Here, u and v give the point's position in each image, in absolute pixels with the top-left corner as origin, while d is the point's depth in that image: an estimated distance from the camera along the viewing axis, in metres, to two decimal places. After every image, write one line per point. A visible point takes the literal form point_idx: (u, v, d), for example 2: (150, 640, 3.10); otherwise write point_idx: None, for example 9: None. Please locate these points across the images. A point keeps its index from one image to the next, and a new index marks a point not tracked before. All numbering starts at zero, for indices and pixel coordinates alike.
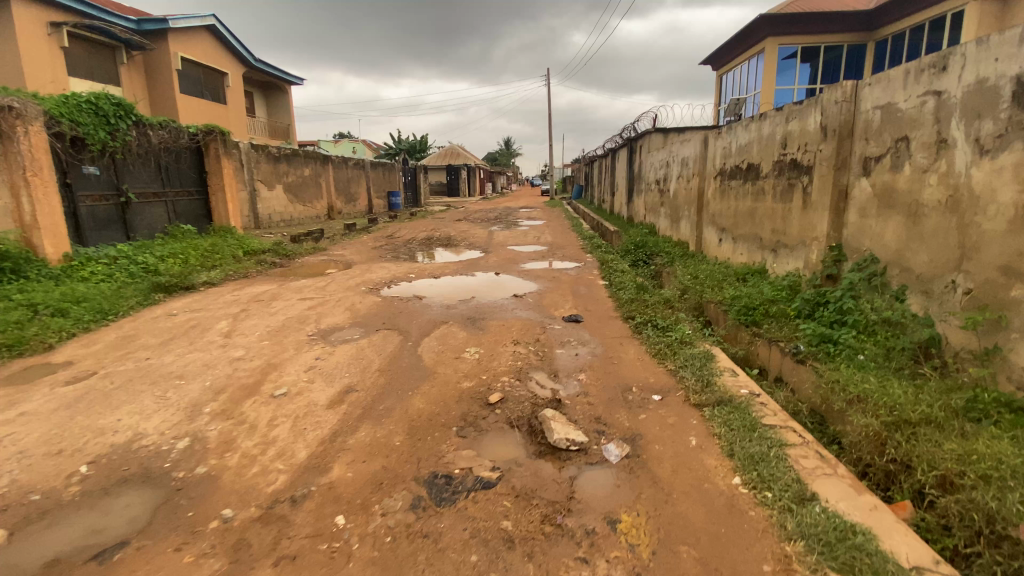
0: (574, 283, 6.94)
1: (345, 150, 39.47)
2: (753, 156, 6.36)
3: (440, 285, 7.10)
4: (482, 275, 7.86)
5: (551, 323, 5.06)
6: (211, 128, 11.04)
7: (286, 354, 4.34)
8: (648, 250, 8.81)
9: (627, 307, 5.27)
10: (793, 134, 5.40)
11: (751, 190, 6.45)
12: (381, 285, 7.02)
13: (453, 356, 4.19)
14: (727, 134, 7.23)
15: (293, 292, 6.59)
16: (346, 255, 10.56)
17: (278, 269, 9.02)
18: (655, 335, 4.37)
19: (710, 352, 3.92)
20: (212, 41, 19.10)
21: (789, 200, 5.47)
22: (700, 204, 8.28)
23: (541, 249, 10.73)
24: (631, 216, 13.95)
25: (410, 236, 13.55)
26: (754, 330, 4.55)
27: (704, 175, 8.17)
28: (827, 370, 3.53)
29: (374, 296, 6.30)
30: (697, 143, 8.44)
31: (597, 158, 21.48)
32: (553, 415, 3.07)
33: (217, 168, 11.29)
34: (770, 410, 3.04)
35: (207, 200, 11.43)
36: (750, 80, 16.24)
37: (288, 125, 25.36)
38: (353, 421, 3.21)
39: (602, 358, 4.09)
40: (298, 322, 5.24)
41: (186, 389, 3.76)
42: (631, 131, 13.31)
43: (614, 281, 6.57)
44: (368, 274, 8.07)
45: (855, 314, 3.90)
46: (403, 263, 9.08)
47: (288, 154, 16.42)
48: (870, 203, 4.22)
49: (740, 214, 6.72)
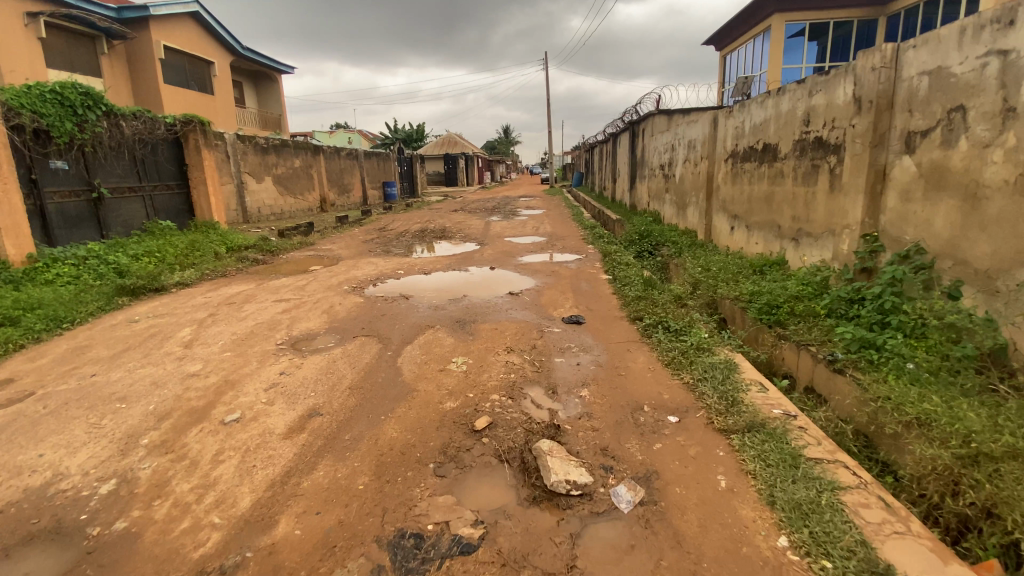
0: (575, 278, 6.38)
1: (341, 140, 38.72)
2: (770, 135, 5.78)
3: (431, 283, 6.55)
4: (476, 270, 7.32)
5: (549, 326, 4.52)
6: (190, 118, 10.42)
7: (248, 369, 3.82)
8: (653, 239, 8.26)
9: (634, 306, 4.72)
10: (818, 108, 4.81)
11: (767, 173, 5.88)
12: (366, 284, 6.49)
13: (436, 368, 3.66)
14: (740, 112, 6.63)
15: (270, 293, 6.07)
16: (334, 250, 10.01)
17: (260, 266, 8.48)
18: (668, 340, 3.83)
19: (732, 360, 3.39)
20: (196, 28, 18.37)
21: (813, 183, 4.90)
22: (709, 190, 7.70)
23: (540, 241, 10.15)
24: (633, 203, 13.35)
25: (403, 228, 12.97)
26: (779, 331, 4.01)
27: (713, 158, 7.59)
28: (873, 383, 3.00)
29: (356, 297, 5.77)
30: (705, 124, 7.84)
31: (598, 144, 20.78)
32: (550, 448, 2.55)
33: (198, 160, 10.68)
34: (813, 438, 2.51)
35: (189, 194, 10.83)
36: (755, 59, 15.52)
37: (279, 115, 24.68)
38: (311, 456, 2.69)
39: (607, 369, 3.56)
40: (268, 328, 4.71)
41: (126, 415, 3.25)
42: (633, 114, 12.67)
43: (617, 275, 6.02)
44: (354, 271, 7.52)
45: (900, 315, 3.36)
46: (393, 258, 8.53)
47: (277, 145, 15.81)
48: (914, 185, 3.65)
49: (756, 200, 6.15)
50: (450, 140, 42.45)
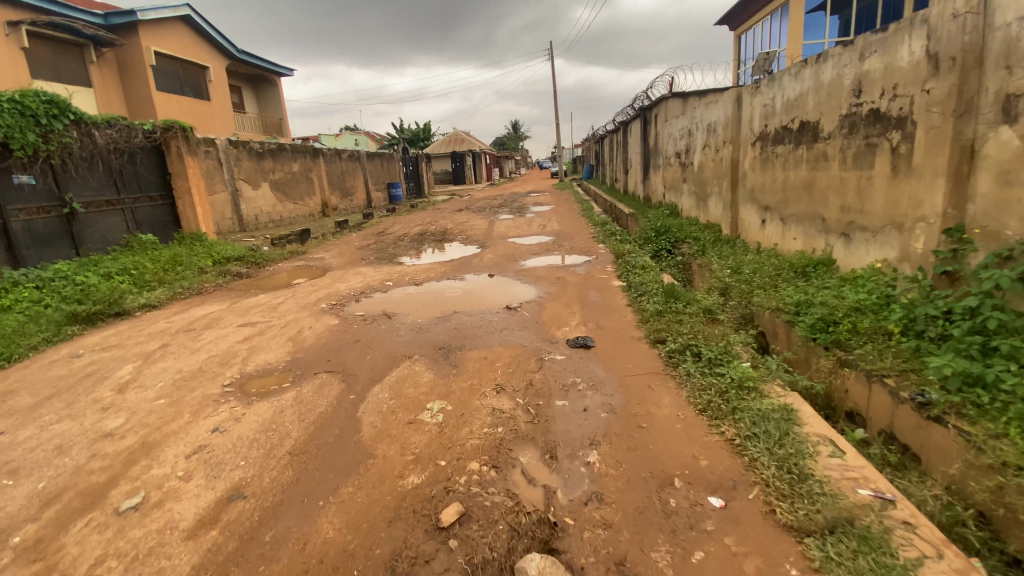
0: (583, 285, 5.58)
1: (347, 142, 38.25)
2: (809, 112, 4.90)
3: (421, 296, 5.78)
4: (473, 278, 6.54)
5: (550, 352, 3.71)
6: (169, 124, 9.77)
7: (176, 426, 3.10)
8: (672, 236, 7.40)
9: (654, 323, 3.89)
10: (874, 75, 3.94)
11: (805, 156, 5.01)
12: (347, 300, 5.74)
13: (404, 419, 2.88)
14: (769, 87, 5.74)
15: (237, 315, 5.35)
16: (325, 258, 9.34)
17: (242, 281, 7.83)
18: (700, 375, 3.00)
19: (790, 405, 2.56)
20: (189, 33, 17.87)
21: (870, 166, 4.02)
22: (734, 178, 6.82)
23: (547, 241, 9.31)
24: (648, 195, 12.48)
25: (403, 232, 12.23)
26: (841, 355, 3.18)
27: (737, 141, 6.70)
28: (996, 443, 2.15)
29: (331, 317, 5.01)
30: (728, 103, 6.93)
31: (608, 133, 19.77)
32: (542, 567, 1.76)
33: (181, 168, 10.04)
34: (931, 548, 1.69)
35: (174, 205, 10.19)
36: (773, 38, 14.44)
37: (281, 119, 24.18)
38: (213, 572, 1.94)
39: (624, 417, 2.74)
40: (219, 363, 4.00)
41: (7, 498, 2.56)
42: (644, 99, 11.75)
43: (633, 282, 5.20)
44: (339, 283, 6.80)
45: (1015, 339, 2.50)
46: (385, 266, 7.77)
47: (272, 149, 15.18)
48: (1019, 164, 2.78)
49: (792, 189, 5.28)
50: (457, 138, 41.68)
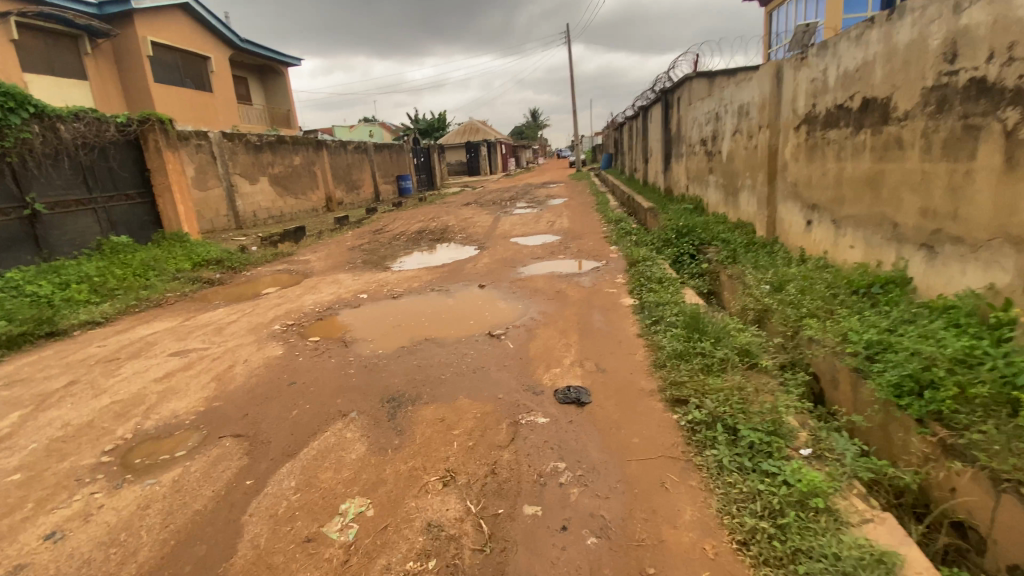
0: (587, 303, 4.60)
1: (362, 134, 37.50)
2: (876, 85, 3.83)
3: (395, 315, 4.84)
4: (461, 289, 5.61)
5: (531, 410, 2.76)
6: (145, 116, 9.03)
7: (4, 526, 2.25)
8: (695, 237, 6.36)
9: (675, 368, 2.91)
10: (979, 30, 2.86)
11: (868, 141, 3.93)
12: (308, 318, 4.86)
13: (299, 535, 1.99)
14: (818, 57, 4.65)
15: (174, 339, 4.53)
16: (310, 261, 8.52)
17: (211, 290, 7.04)
18: (739, 472, 2.05)
19: (888, 549, 1.60)
20: (188, 22, 17.23)
21: (968, 156, 2.97)
22: (772, 170, 5.75)
23: (553, 241, 8.33)
24: (669, 186, 11.37)
25: (401, 230, 11.33)
26: (944, 436, 2.20)
27: (775, 124, 5.62)
28: None
29: (276, 346, 4.12)
30: (764, 79, 5.85)
31: (628, 121, 18.48)
32: None
33: (160, 163, 9.27)
34: None
35: (154, 203, 9.45)
36: (808, 10, 12.98)
37: (289, 110, 23.53)
38: None
39: (622, 548, 1.80)
40: (114, 417, 3.17)
41: None
42: (666, 80, 10.61)
43: (647, 301, 4.19)
44: (310, 293, 5.95)
45: None
46: (366, 273, 6.86)
47: (271, 142, 14.45)
48: None
49: (849, 185, 4.22)
50: (472, 128, 40.66)
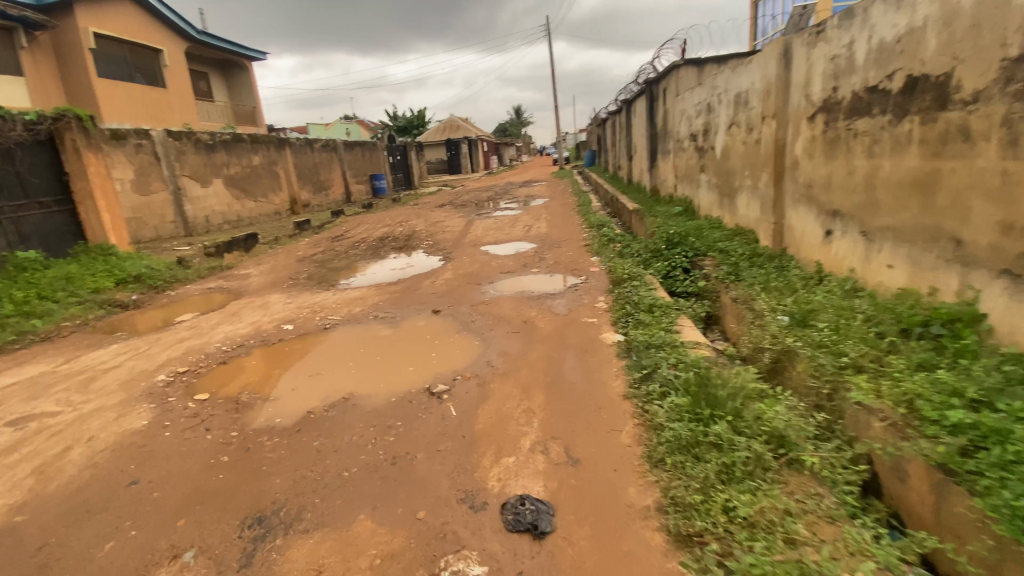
0: (560, 339, 3.65)
1: (338, 131, 36.20)
2: (927, 59, 2.93)
3: (319, 357, 3.82)
4: (410, 316, 4.61)
5: (461, 545, 1.80)
6: (60, 111, 7.82)
7: None
8: (689, 247, 5.45)
9: (679, 466, 1.98)
10: None
11: (917, 130, 3.03)
12: (209, 362, 3.84)
13: None
14: (841, 28, 3.73)
15: (25, 398, 3.48)
16: (251, 276, 7.45)
17: (123, 317, 5.97)
18: None
19: None
20: (138, 13, 15.91)
21: None
22: (778, 167, 4.86)
23: (528, 250, 7.39)
24: (656, 185, 10.48)
25: (363, 236, 10.25)
26: None
27: (781, 113, 4.72)
28: None
29: (146, 411, 3.11)
30: (768, 61, 4.95)
31: (611, 116, 17.51)
32: None
33: (80, 166, 8.07)
34: None
35: (75, 212, 8.25)
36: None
37: (255, 107, 22.23)
38: None
39: None
40: None
41: None
42: (650, 70, 9.72)
43: (634, 340, 3.24)
44: (230, 321, 4.91)
45: None
46: (306, 293, 5.82)
47: (226, 140, 13.25)
48: None
49: (887, 188, 3.33)
50: (453, 125, 39.44)
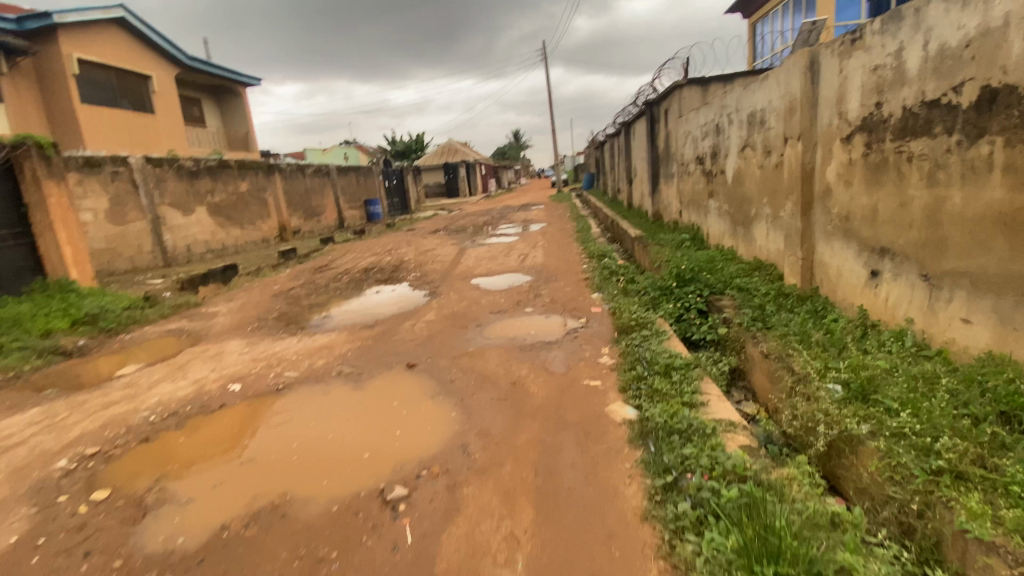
0: (556, 410, 2.96)
1: (335, 156, 35.96)
2: (1011, 66, 2.32)
3: (263, 430, 3.13)
4: (379, 372, 3.92)
5: None
6: (20, 139, 7.23)
7: None
8: (704, 285, 4.79)
9: None
10: None
11: (1001, 153, 2.39)
12: (128, 439, 3.15)
13: None
14: (885, 33, 3.13)
15: None
16: (219, 314, 6.78)
17: (65, 367, 5.28)
18: None
19: None
20: (126, 39, 15.59)
21: None
22: (805, 195, 4.23)
23: (522, 284, 6.74)
24: (659, 210, 9.90)
25: (348, 267, 9.62)
26: None
27: (807, 133, 4.12)
28: None
29: (21, 519, 2.41)
30: (789, 76, 4.36)
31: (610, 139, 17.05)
32: None
33: (40, 198, 7.47)
34: None
35: (35, 246, 7.62)
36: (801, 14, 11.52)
37: (247, 133, 21.88)
38: None
39: None
40: None
41: None
42: (650, 91, 9.23)
43: (651, 420, 2.54)
44: (173, 377, 4.21)
45: None
46: (271, 338, 5.14)
47: (211, 166, 12.73)
48: None
49: (956, 225, 2.69)
50: (451, 149, 39.22)
